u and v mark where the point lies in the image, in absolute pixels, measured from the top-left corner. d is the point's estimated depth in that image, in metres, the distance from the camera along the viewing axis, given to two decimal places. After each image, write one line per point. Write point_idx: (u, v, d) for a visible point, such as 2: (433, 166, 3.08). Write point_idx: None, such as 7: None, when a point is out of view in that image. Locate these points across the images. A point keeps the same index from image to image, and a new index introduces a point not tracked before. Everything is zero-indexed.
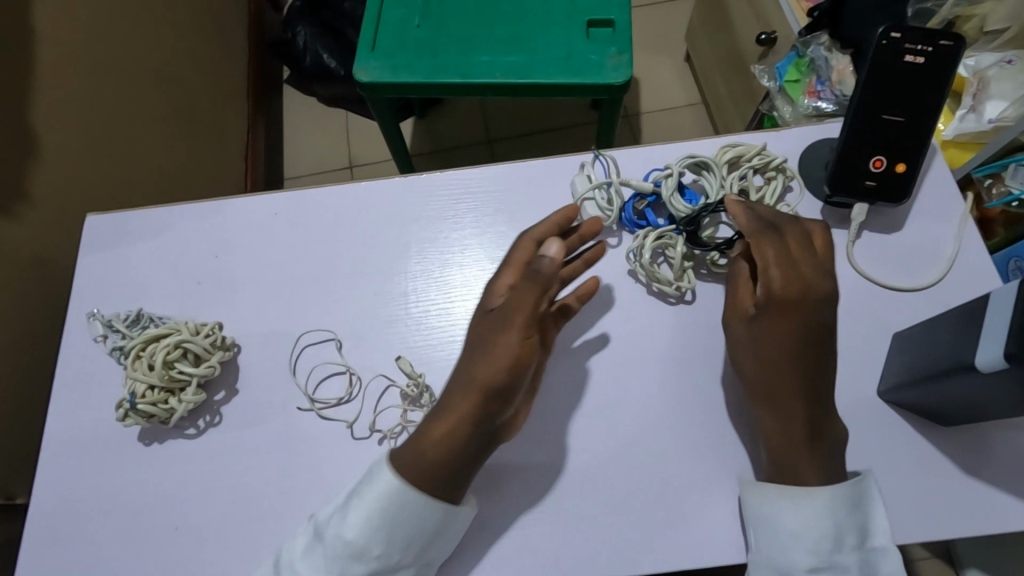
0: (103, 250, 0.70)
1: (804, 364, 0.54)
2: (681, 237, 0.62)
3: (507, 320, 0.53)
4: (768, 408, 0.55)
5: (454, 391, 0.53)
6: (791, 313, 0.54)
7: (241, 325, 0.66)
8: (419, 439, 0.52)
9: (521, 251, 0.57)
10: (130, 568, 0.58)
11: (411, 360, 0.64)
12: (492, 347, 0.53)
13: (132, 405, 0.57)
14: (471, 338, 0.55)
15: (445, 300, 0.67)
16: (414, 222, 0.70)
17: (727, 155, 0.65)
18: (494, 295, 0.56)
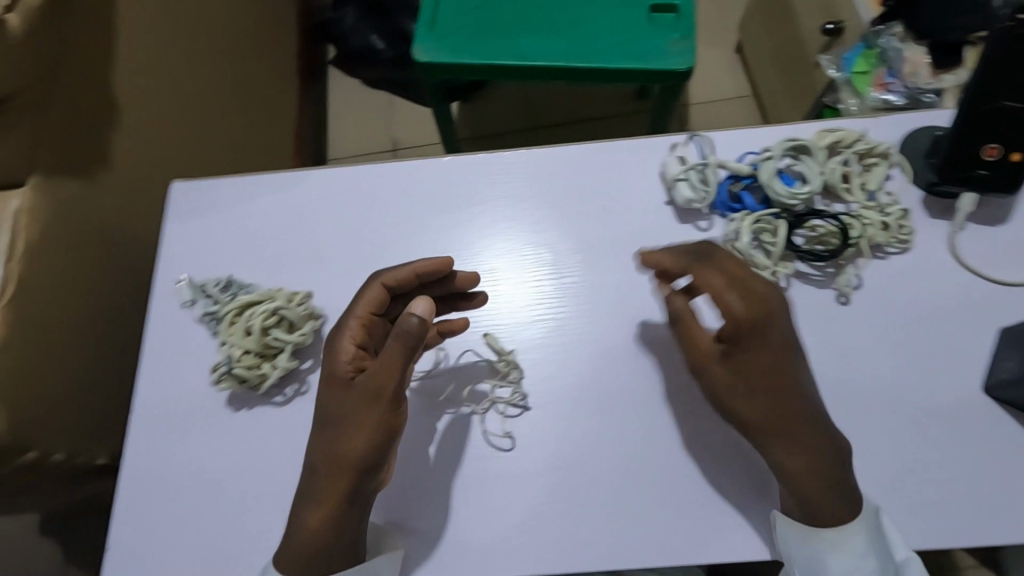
0: (188, 219, 0.70)
1: (782, 400, 0.51)
2: (780, 222, 0.61)
3: (365, 390, 0.52)
4: (768, 441, 0.51)
5: (320, 472, 0.51)
6: (758, 345, 0.52)
7: (323, 296, 0.66)
8: (297, 529, 0.51)
9: (360, 309, 0.57)
10: (219, 532, 0.58)
11: (499, 338, 0.64)
12: (348, 420, 0.51)
13: (228, 368, 0.58)
14: (325, 408, 0.53)
15: (511, 282, 0.66)
16: (472, 204, 0.69)
17: (828, 139, 0.63)
18: (343, 361, 0.54)
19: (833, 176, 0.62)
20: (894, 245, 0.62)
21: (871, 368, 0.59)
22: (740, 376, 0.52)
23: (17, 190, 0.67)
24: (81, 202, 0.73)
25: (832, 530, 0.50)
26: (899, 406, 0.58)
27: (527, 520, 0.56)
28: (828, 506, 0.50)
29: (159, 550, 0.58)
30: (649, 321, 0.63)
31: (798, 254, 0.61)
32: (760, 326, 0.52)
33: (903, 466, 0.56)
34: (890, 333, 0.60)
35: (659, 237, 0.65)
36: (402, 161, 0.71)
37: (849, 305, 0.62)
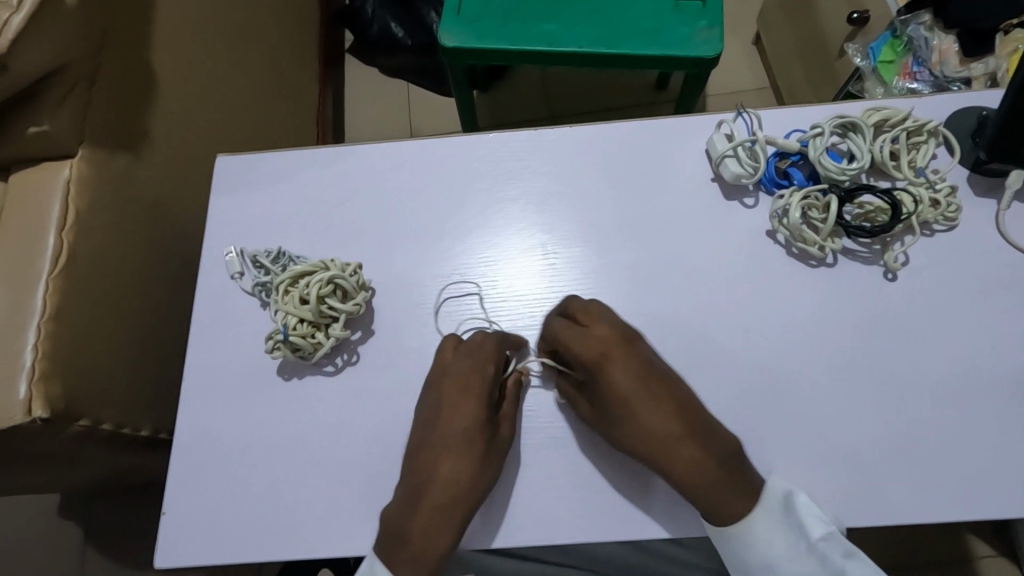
0: (234, 192, 0.70)
1: (660, 437, 0.53)
2: (828, 197, 0.61)
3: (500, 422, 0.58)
4: (668, 468, 0.53)
5: (467, 490, 0.54)
6: (619, 385, 0.54)
7: (372, 270, 0.66)
8: (414, 538, 0.52)
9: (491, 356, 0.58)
10: (274, 498, 0.59)
11: (539, 311, 0.64)
12: (495, 450, 0.56)
13: (283, 336, 0.58)
14: (467, 437, 0.55)
15: (539, 258, 0.66)
16: (493, 182, 0.69)
17: (875, 117, 0.63)
18: (476, 399, 0.57)
19: (881, 153, 0.62)
20: (940, 222, 0.63)
21: (920, 343, 0.60)
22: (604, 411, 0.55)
23: (66, 161, 0.67)
24: (127, 176, 0.73)
25: (730, 521, 0.53)
26: (949, 380, 0.59)
27: (581, 488, 0.57)
28: (722, 510, 0.52)
29: (214, 516, 0.59)
30: (698, 295, 0.63)
31: (847, 230, 0.61)
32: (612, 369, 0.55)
33: (952, 439, 0.57)
34: (939, 309, 0.61)
35: (704, 214, 0.66)
36: (447, 138, 0.72)
37: (897, 280, 0.62)
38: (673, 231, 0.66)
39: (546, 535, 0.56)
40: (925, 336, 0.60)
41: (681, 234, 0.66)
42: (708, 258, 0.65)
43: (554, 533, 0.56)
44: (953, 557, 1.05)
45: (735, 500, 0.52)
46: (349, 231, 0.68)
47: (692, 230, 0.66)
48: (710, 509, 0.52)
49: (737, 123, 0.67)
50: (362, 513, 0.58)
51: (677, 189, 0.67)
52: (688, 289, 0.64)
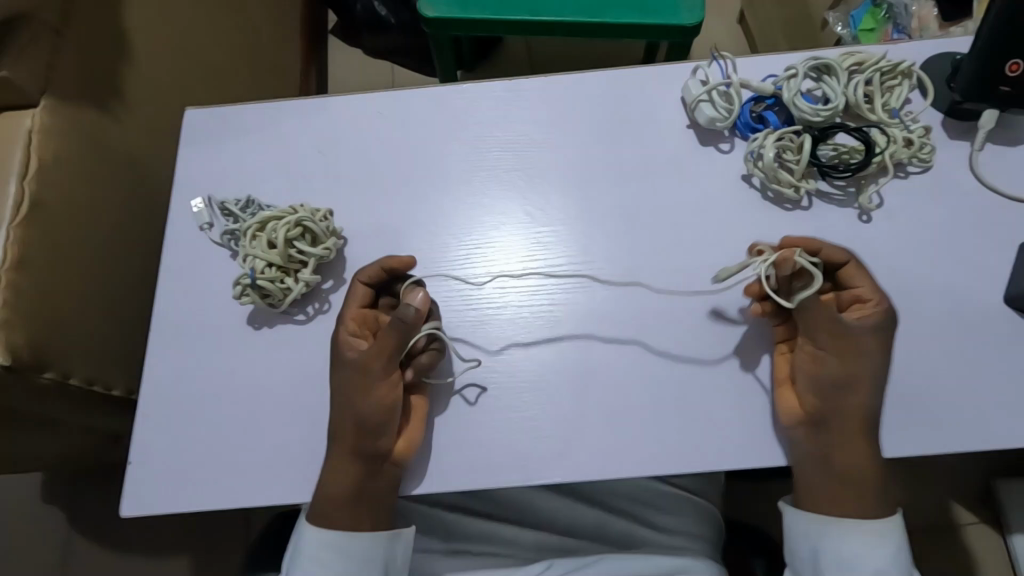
0: (204, 145, 0.69)
1: (843, 396, 0.54)
2: (802, 138, 0.61)
3: (368, 366, 0.55)
4: (828, 451, 0.55)
5: (340, 436, 0.55)
6: (839, 370, 0.54)
7: (345, 220, 0.65)
8: (322, 486, 0.56)
9: (354, 302, 0.58)
10: (243, 446, 0.58)
11: (516, 267, 0.63)
12: (359, 399, 0.55)
13: (251, 280, 0.58)
14: (339, 387, 0.56)
15: (518, 217, 0.65)
16: (471, 141, 0.68)
17: (849, 60, 0.63)
18: (343, 343, 0.56)
19: (855, 95, 0.62)
20: (914, 164, 0.63)
21: (897, 282, 0.60)
22: (821, 375, 0.55)
23: (29, 111, 0.66)
24: (96, 131, 0.72)
25: (865, 519, 0.55)
26: (925, 317, 0.59)
27: (558, 429, 0.57)
28: (861, 502, 0.55)
29: (184, 464, 0.58)
30: (674, 240, 0.63)
31: (821, 170, 0.61)
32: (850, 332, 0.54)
33: (927, 375, 0.57)
34: (912, 250, 0.61)
35: (680, 161, 0.66)
36: (421, 89, 0.71)
37: (872, 221, 0.62)
38: (649, 177, 0.65)
39: (521, 477, 0.56)
40: (901, 275, 0.60)
41: (656, 180, 0.65)
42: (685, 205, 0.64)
43: (531, 474, 0.56)
44: None
45: (867, 490, 0.55)
46: (322, 182, 0.67)
47: (668, 176, 0.65)
48: (834, 492, 0.55)
49: (711, 69, 0.67)
50: None
51: (653, 135, 0.67)
52: (664, 234, 0.63)
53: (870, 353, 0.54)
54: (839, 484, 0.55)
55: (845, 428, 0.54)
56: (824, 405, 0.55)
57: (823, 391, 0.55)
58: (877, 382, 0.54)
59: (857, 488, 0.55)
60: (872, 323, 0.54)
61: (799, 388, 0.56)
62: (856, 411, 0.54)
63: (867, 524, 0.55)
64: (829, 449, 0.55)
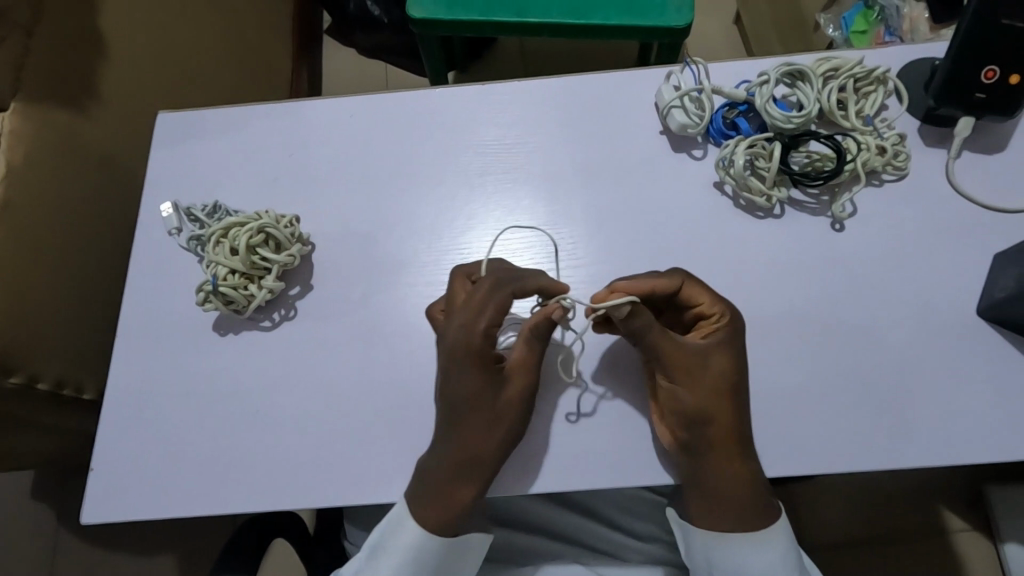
0: (176, 148, 0.69)
1: (705, 426, 0.53)
2: (773, 146, 0.60)
3: (511, 379, 0.55)
4: (707, 472, 0.54)
5: (478, 454, 0.54)
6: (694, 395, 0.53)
7: (314, 225, 0.65)
8: (445, 499, 0.54)
9: (491, 316, 0.54)
10: (206, 453, 0.58)
11: None
12: (500, 411, 0.54)
13: (214, 287, 0.57)
14: (460, 400, 0.54)
15: (491, 227, 0.64)
16: (445, 148, 0.67)
17: (824, 66, 0.62)
18: (482, 357, 0.54)
19: (829, 102, 0.60)
20: (889, 172, 0.62)
21: (868, 291, 0.59)
22: (681, 402, 0.53)
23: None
24: (68, 135, 0.72)
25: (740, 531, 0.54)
26: (895, 328, 0.58)
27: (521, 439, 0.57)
28: (747, 517, 0.54)
29: (147, 469, 0.58)
30: (644, 248, 0.62)
31: (793, 178, 0.60)
32: (699, 354, 0.54)
33: (895, 387, 0.56)
34: (884, 258, 0.60)
35: (653, 167, 0.65)
36: (394, 92, 0.70)
37: (844, 230, 0.61)
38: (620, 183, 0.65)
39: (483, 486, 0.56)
40: (872, 284, 0.59)
41: (628, 186, 0.64)
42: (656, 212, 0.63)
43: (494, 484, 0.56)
44: None
45: (751, 504, 0.54)
46: (292, 186, 0.67)
47: (640, 182, 0.64)
48: (726, 513, 0.54)
49: (685, 74, 0.66)
50: (295, 466, 0.57)
51: (626, 141, 0.66)
52: (635, 243, 0.62)
53: (727, 373, 0.54)
54: (720, 503, 0.54)
55: (726, 449, 0.53)
56: (688, 438, 0.53)
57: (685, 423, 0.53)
58: (726, 405, 0.53)
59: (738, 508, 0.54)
60: (687, 354, 0.54)
61: (663, 416, 0.55)
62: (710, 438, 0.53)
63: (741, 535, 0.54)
64: (712, 465, 0.54)
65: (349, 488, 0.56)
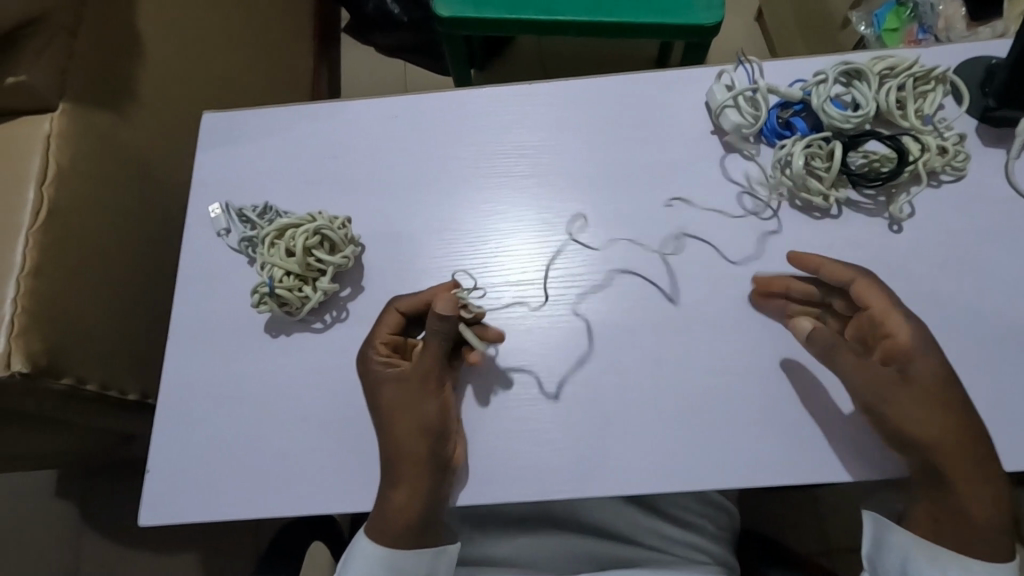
0: (222, 149, 0.69)
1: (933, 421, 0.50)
2: (831, 145, 0.59)
3: (410, 380, 0.55)
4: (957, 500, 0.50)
5: (397, 457, 0.54)
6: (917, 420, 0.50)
7: (362, 226, 0.65)
8: (383, 511, 0.54)
9: (382, 330, 0.58)
10: (258, 455, 0.57)
11: (535, 280, 0.62)
12: (403, 412, 0.55)
13: (270, 288, 0.57)
14: (372, 407, 0.56)
15: (536, 229, 0.64)
16: (490, 150, 0.67)
17: (880, 65, 0.61)
18: (378, 367, 0.56)
19: (888, 101, 0.60)
20: (948, 172, 0.61)
21: (930, 295, 0.58)
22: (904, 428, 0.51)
23: (48, 115, 0.66)
24: (112, 135, 0.72)
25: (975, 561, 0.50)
26: (958, 332, 0.57)
27: (576, 444, 0.56)
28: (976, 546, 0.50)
29: (200, 472, 0.57)
30: (698, 251, 0.61)
31: (851, 179, 0.59)
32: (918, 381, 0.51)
33: None
34: (944, 260, 0.59)
35: (705, 168, 0.64)
36: (440, 94, 0.70)
37: (903, 232, 0.60)
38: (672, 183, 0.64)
39: (539, 490, 0.55)
40: (934, 288, 0.58)
41: (680, 187, 0.64)
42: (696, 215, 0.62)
43: (550, 489, 0.55)
44: None
45: (991, 539, 0.49)
46: (340, 187, 0.66)
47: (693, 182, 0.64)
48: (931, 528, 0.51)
49: (737, 73, 0.65)
50: (348, 470, 0.57)
51: (676, 143, 0.65)
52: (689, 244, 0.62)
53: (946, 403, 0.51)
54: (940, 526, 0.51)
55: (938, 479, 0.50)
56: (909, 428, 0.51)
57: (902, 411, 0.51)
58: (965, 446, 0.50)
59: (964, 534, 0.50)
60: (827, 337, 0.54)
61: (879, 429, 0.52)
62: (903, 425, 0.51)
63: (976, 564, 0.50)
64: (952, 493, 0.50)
65: None
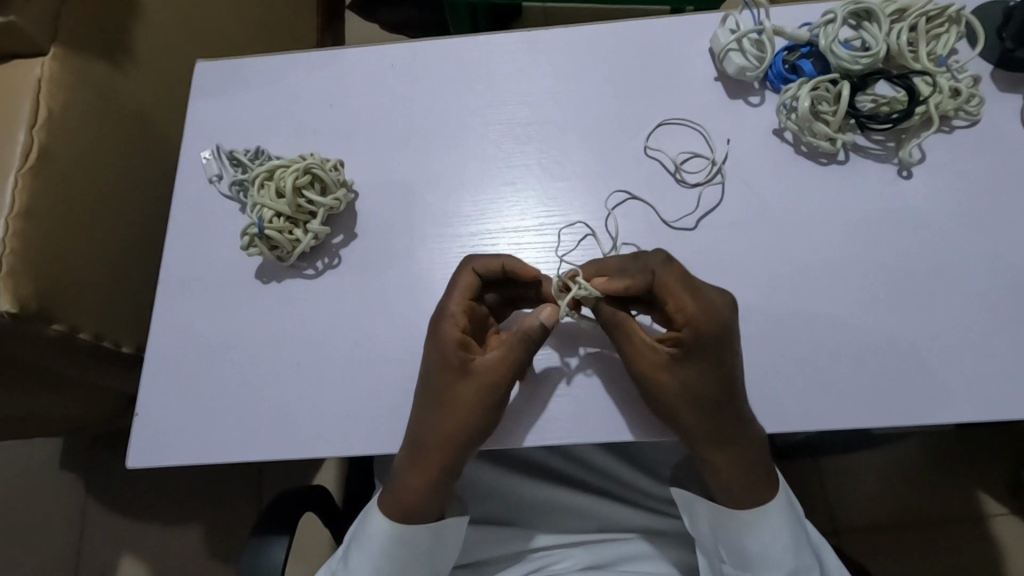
0: (214, 97, 0.68)
1: (728, 400, 0.50)
2: (838, 87, 0.57)
3: (478, 372, 0.52)
4: (732, 468, 0.53)
5: (429, 442, 0.53)
6: (681, 380, 0.50)
7: (357, 174, 0.63)
8: (403, 485, 0.55)
9: (459, 297, 0.52)
10: (247, 401, 0.57)
11: (532, 226, 0.60)
12: (459, 404, 0.52)
13: (259, 230, 0.56)
14: (427, 381, 0.53)
15: (536, 177, 0.62)
16: (490, 96, 0.65)
17: (892, 6, 0.59)
18: (450, 341, 0.52)
19: (898, 41, 0.57)
20: (961, 117, 0.59)
21: (939, 241, 0.56)
22: (736, 411, 0.51)
23: (38, 60, 0.66)
24: (105, 84, 0.71)
25: (748, 511, 0.54)
26: (967, 280, 0.55)
27: (571, 391, 0.55)
28: (746, 497, 0.54)
29: (189, 418, 0.56)
30: (695, 199, 0.59)
31: (860, 121, 0.58)
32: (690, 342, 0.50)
33: (967, 342, 0.53)
34: (956, 207, 0.57)
35: (690, 123, 0.62)
36: (436, 41, 0.68)
37: (912, 177, 0.58)
38: (662, 152, 0.61)
39: (532, 436, 0.54)
40: (944, 236, 0.56)
41: (678, 134, 0.62)
42: (693, 174, 0.60)
43: (543, 436, 0.54)
44: (960, 511, 1.03)
45: (731, 491, 0.54)
46: (334, 136, 0.65)
47: (694, 130, 0.62)
48: (726, 491, 0.54)
49: (743, 16, 0.63)
50: (338, 415, 0.56)
51: (679, 90, 0.63)
52: (688, 191, 0.60)
53: (706, 366, 0.50)
54: (733, 493, 0.54)
55: (728, 447, 0.52)
56: (682, 403, 0.51)
57: (675, 387, 0.50)
58: (734, 410, 0.51)
59: (740, 494, 0.54)
60: (723, 308, 0.51)
61: (686, 400, 0.51)
62: (740, 415, 0.51)
63: (752, 514, 0.54)
64: (718, 458, 0.52)
65: (394, 437, 0.55)
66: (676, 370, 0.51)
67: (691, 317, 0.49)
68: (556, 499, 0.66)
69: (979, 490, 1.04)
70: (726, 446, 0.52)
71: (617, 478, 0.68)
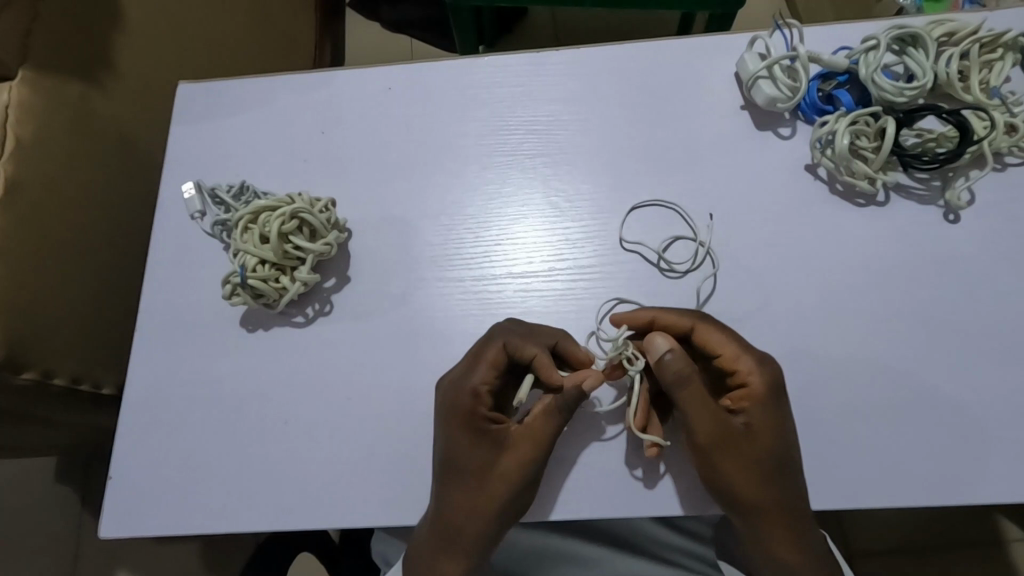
0: (198, 121, 0.63)
1: (784, 471, 0.46)
2: (881, 121, 0.51)
3: (511, 445, 0.48)
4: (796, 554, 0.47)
5: (453, 533, 0.48)
6: (743, 450, 0.46)
7: (350, 210, 0.58)
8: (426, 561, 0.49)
9: (484, 374, 0.49)
10: (231, 461, 0.52)
11: (539, 272, 0.55)
12: (488, 483, 0.48)
13: (242, 279, 0.52)
14: (451, 469, 0.48)
15: (545, 217, 0.57)
16: (497, 127, 0.60)
17: (939, 31, 0.53)
18: (474, 422, 0.48)
19: (947, 71, 0.52)
20: (1014, 154, 0.54)
21: (989, 293, 0.51)
22: (793, 488, 0.46)
23: (6, 83, 0.61)
24: (82, 106, 0.67)
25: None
26: (1022, 336, 0.50)
27: (583, 457, 0.50)
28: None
29: (169, 478, 0.52)
30: (685, 292, 0.53)
31: (903, 160, 0.52)
32: (754, 402, 0.47)
33: (1021, 406, 0.48)
34: (1009, 254, 0.52)
35: (664, 207, 0.56)
36: (438, 62, 0.63)
37: (960, 221, 0.53)
38: (642, 244, 0.55)
39: (542, 508, 0.49)
40: (998, 286, 0.51)
41: (658, 214, 0.56)
42: (680, 262, 0.54)
43: (554, 508, 0.49)
44: (982, 539, 0.98)
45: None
46: (326, 167, 0.60)
47: (674, 212, 0.56)
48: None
49: (773, 39, 0.58)
50: (329, 479, 0.51)
51: (702, 120, 0.58)
52: (678, 281, 0.54)
53: (770, 429, 0.46)
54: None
55: (790, 532, 0.47)
56: (739, 478, 0.46)
57: (738, 462, 0.46)
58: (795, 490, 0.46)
59: None
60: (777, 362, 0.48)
61: (747, 475, 0.46)
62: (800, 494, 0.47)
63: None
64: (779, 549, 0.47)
65: (389, 507, 0.50)
66: (737, 438, 0.46)
67: (751, 372, 0.47)
68: (582, 553, 0.62)
69: (1003, 519, 0.99)
70: (783, 526, 0.47)
71: (641, 530, 0.64)
